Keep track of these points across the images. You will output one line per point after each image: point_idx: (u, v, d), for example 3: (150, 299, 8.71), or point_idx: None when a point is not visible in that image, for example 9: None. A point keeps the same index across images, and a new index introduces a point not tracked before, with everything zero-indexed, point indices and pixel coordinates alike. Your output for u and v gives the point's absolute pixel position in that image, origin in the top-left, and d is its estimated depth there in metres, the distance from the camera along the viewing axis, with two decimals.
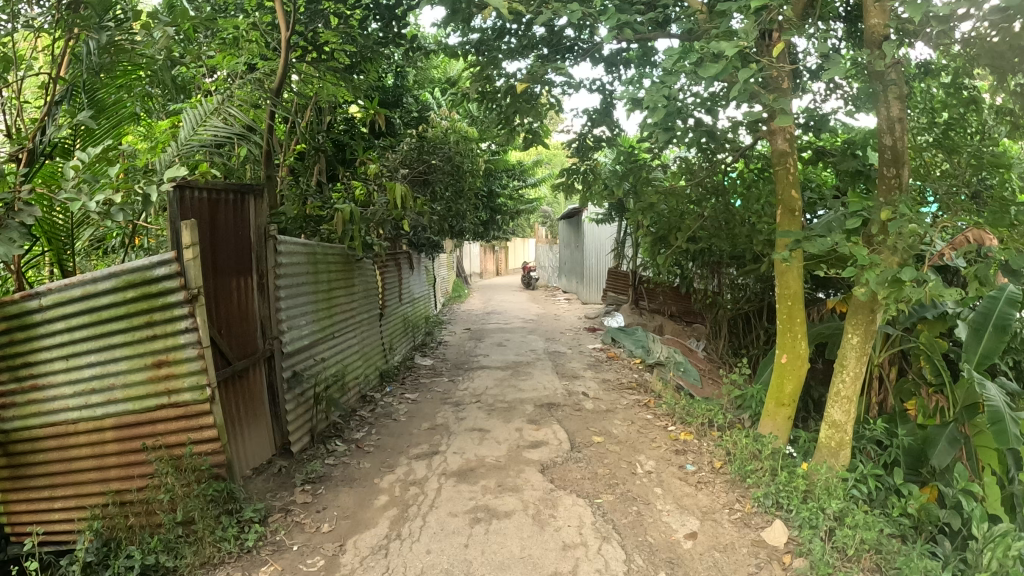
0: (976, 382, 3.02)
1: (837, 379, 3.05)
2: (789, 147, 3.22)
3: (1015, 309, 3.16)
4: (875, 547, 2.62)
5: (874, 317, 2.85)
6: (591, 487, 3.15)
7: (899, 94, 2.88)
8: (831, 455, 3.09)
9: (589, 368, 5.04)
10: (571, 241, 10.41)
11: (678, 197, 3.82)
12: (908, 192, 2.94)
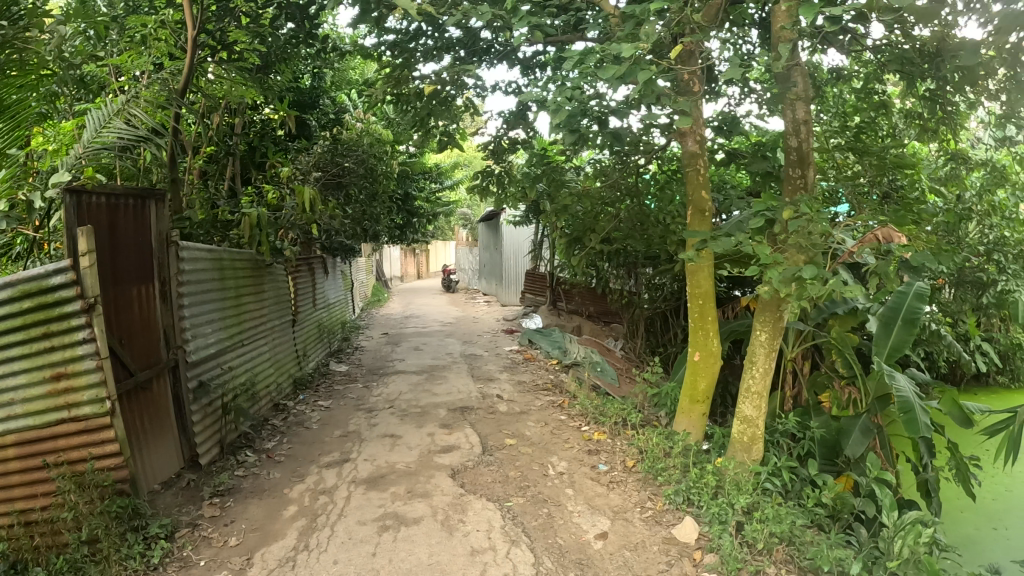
0: (886, 373, 3.11)
1: (747, 375, 3.11)
2: (699, 149, 3.26)
3: (924, 303, 3.22)
4: (785, 538, 2.69)
5: (781, 314, 2.91)
6: (501, 490, 3.11)
7: (803, 97, 2.96)
8: (744, 449, 3.15)
9: (504, 371, 5.02)
10: (490, 244, 10.38)
11: (592, 199, 3.85)
12: (815, 192, 3.00)
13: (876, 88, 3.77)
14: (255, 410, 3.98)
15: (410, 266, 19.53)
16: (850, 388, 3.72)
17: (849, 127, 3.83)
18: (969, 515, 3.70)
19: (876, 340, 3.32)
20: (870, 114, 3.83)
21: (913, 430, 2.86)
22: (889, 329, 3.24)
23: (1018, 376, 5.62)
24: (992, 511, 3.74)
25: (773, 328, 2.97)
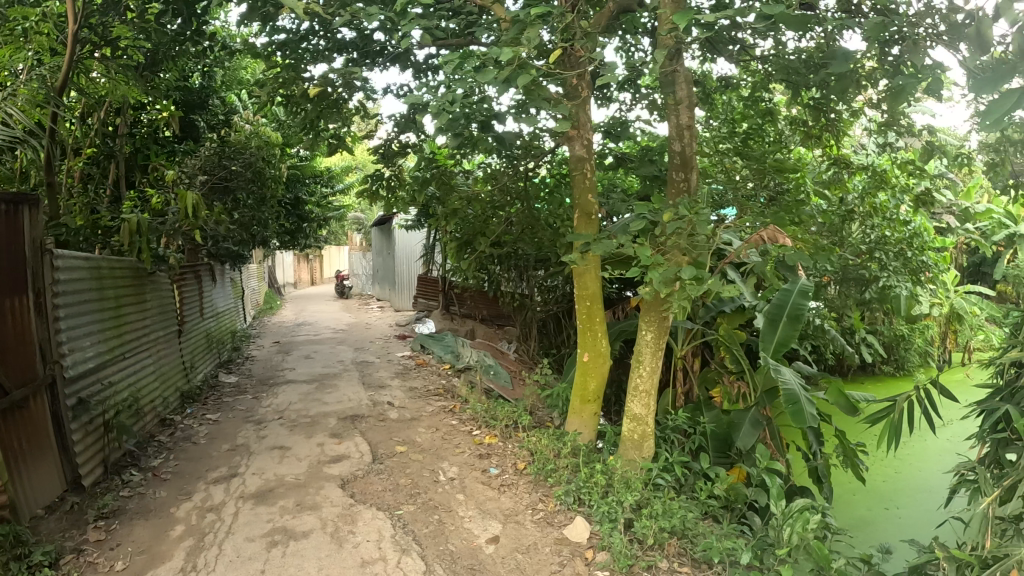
0: (772, 367, 3.20)
1: (634, 375, 3.17)
2: (586, 153, 3.30)
3: (807, 300, 3.25)
4: (677, 531, 2.79)
5: (665, 314, 2.99)
6: (391, 499, 3.05)
7: (688, 103, 3.03)
8: (634, 447, 3.20)
9: (396, 377, 4.94)
10: (384, 248, 10.20)
11: (481, 203, 3.89)
12: (698, 195, 3.07)
13: (762, 97, 3.93)
14: (139, 427, 3.74)
15: (303, 271, 19.00)
16: (739, 384, 3.78)
17: (739, 133, 3.90)
18: (861, 497, 3.92)
19: (762, 337, 3.35)
20: (758, 121, 3.94)
21: (800, 420, 2.98)
22: (774, 325, 3.27)
23: (901, 365, 5.82)
24: (878, 493, 3.97)
25: (659, 326, 3.04)
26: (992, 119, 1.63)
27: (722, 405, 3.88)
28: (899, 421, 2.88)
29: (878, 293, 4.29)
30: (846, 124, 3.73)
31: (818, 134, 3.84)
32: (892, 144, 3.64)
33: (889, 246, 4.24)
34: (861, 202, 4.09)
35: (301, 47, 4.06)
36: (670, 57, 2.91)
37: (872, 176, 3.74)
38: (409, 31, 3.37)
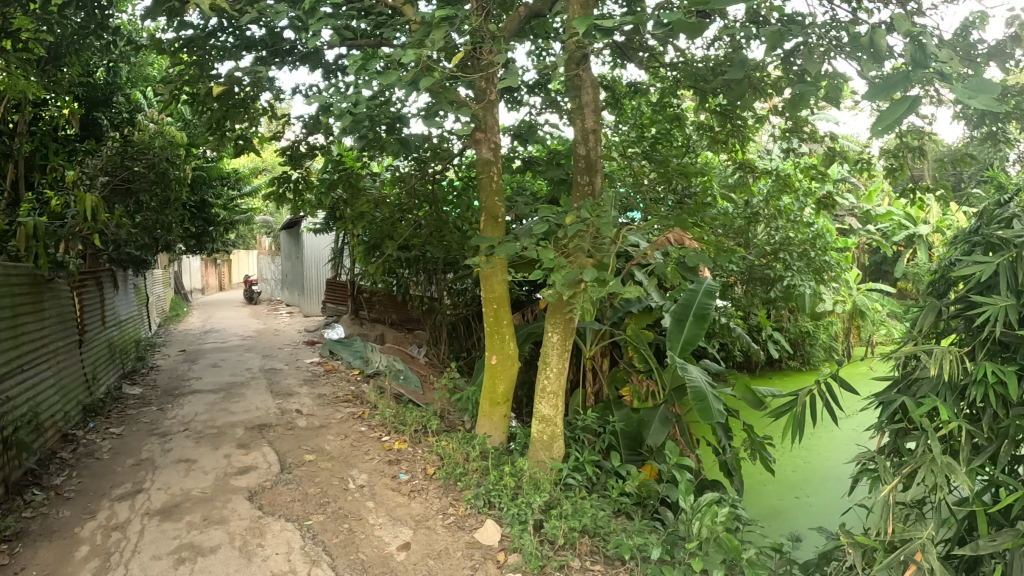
0: (680, 366, 3.25)
1: (542, 376, 3.18)
2: (493, 156, 3.31)
3: (713, 299, 3.32)
4: (588, 530, 2.84)
5: (570, 316, 3.02)
6: (301, 509, 2.98)
7: (593, 107, 3.07)
8: (543, 448, 3.20)
9: (305, 384, 4.82)
10: (294, 252, 9.94)
11: (390, 206, 3.84)
12: (602, 198, 3.10)
13: (671, 102, 3.76)
14: (39, 443, 3.51)
15: (211, 275, 18.34)
16: (646, 383, 3.83)
17: (647, 138, 3.92)
18: (771, 487, 4.04)
19: (669, 336, 3.37)
20: (666, 126, 3.90)
21: (708, 415, 3.04)
22: (680, 323, 3.31)
23: (807, 360, 5.97)
24: (786, 483, 4.10)
25: (566, 327, 3.06)
26: (885, 128, 1.54)
27: (632, 403, 3.93)
28: (801, 414, 2.75)
29: (783, 291, 4.39)
30: (751, 130, 3.77)
31: (724, 140, 3.75)
32: (793, 149, 3.74)
33: (794, 247, 4.29)
34: (764, 204, 4.12)
35: (208, 44, 3.81)
36: (575, 63, 2.93)
37: (776, 179, 3.72)
38: (315, 31, 3.28)
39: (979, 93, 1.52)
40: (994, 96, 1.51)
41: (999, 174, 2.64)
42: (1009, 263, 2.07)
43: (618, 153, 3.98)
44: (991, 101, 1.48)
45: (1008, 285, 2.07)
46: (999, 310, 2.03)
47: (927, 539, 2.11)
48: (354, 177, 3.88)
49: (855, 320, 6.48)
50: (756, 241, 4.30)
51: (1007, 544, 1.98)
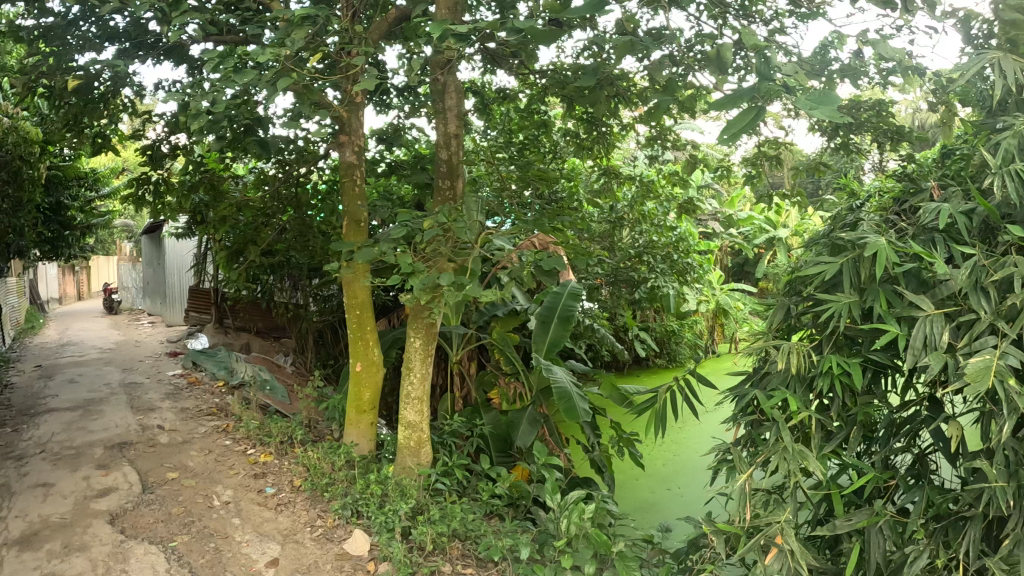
0: (545, 367, 3.30)
1: (406, 382, 3.16)
2: (357, 160, 3.26)
3: (577, 301, 3.39)
4: (459, 534, 2.85)
5: (431, 320, 3.01)
6: (165, 530, 2.83)
7: (457, 112, 3.08)
8: (411, 454, 3.17)
9: (167, 399, 4.59)
10: (156, 259, 9.45)
11: (253, 209, 3.73)
12: (462, 202, 3.11)
13: (538, 110, 3.87)
14: None
15: (70, 284, 17.14)
16: (514, 384, 3.87)
17: (515, 143, 3.95)
18: (642, 482, 4.16)
19: (534, 338, 3.42)
20: (534, 132, 3.95)
21: (574, 414, 3.10)
22: (546, 325, 3.36)
23: (672, 358, 6.10)
24: (655, 477, 4.22)
25: (429, 331, 3.07)
26: (731, 137, 1.65)
27: (500, 406, 3.97)
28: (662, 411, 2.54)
29: (649, 292, 4.43)
30: (616, 137, 3.82)
31: (589, 147, 3.76)
32: (657, 157, 3.83)
33: (656, 250, 4.41)
34: (629, 209, 4.29)
35: (69, 34, 3.27)
36: (442, 67, 2.89)
37: (640, 185, 3.82)
38: (182, 24, 2.91)
39: (821, 106, 1.60)
40: (835, 110, 1.57)
41: (847, 181, 2.79)
42: (853, 259, 1.97)
43: (486, 158, 4.00)
44: (823, 116, 1.55)
45: (850, 281, 1.98)
46: (846, 305, 1.93)
47: (785, 521, 2.03)
48: (216, 178, 3.72)
49: (719, 318, 6.76)
50: (621, 245, 4.42)
51: (861, 523, 1.97)
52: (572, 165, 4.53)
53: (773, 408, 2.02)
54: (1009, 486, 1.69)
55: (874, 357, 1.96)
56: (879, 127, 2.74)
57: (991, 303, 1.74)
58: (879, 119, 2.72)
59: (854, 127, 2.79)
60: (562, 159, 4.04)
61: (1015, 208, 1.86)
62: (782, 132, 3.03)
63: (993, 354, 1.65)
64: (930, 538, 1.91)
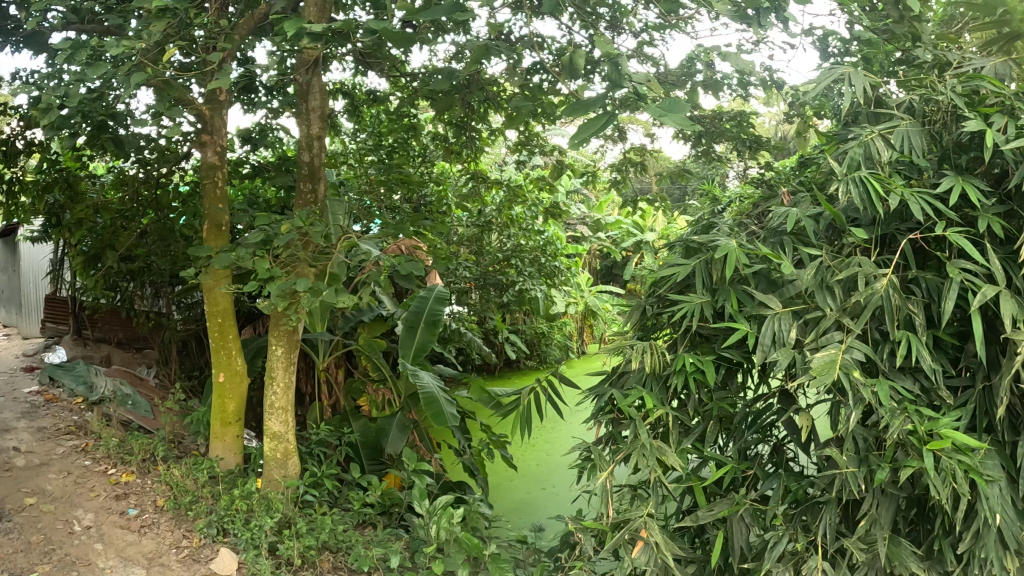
0: (411, 373, 3.26)
1: (269, 392, 3.03)
2: (220, 161, 3.09)
3: (443, 307, 3.36)
4: (330, 546, 2.78)
5: (293, 328, 2.91)
6: (23, 561, 2.48)
7: (321, 113, 2.99)
8: (278, 466, 3.07)
9: (21, 417, 3.67)
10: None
11: (112, 211, 3.54)
12: (324, 206, 3.03)
13: (408, 113, 3.61)
14: None
15: None
16: (383, 391, 3.84)
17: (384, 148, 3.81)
18: (515, 487, 4.11)
19: (400, 344, 3.38)
20: (404, 134, 3.77)
21: (440, 419, 3.11)
22: (412, 332, 3.32)
23: (542, 359, 5.99)
24: (527, 480, 4.20)
25: (294, 339, 2.99)
26: (580, 141, 1.56)
27: (369, 413, 3.91)
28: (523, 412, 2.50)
29: (518, 296, 4.37)
30: (484, 141, 3.68)
31: (459, 151, 3.67)
32: (527, 161, 3.76)
33: (524, 254, 4.31)
34: (497, 213, 4.13)
35: None
36: (307, 67, 2.80)
37: (507, 190, 3.75)
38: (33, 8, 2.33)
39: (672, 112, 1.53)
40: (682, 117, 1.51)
41: (709, 187, 2.77)
42: (703, 259, 1.58)
43: (354, 161, 4.02)
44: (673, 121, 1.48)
45: (700, 279, 1.59)
46: (699, 305, 1.55)
47: (650, 514, 1.85)
48: (72, 178, 3.45)
49: (588, 318, 6.82)
50: (487, 249, 4.24)
51: (724, 512, 1.76)
52: (444, 168, 4.42)
53: (625, 410, 1.67)
54: (859, 471, 1.53)
55: (726, 354, 1.57)
56: (737, 135, 2.67)
57: (837, 300, 1.47)
58: (741, 129, 2.64)
59: (709, 134, 2.68)
60: (431, 163, 3.99)
61: (857, 212, 1.66)
62: (648, 140, 3.06)
63: (840, 349, 1.40)
64: (788, 521, 1.75)
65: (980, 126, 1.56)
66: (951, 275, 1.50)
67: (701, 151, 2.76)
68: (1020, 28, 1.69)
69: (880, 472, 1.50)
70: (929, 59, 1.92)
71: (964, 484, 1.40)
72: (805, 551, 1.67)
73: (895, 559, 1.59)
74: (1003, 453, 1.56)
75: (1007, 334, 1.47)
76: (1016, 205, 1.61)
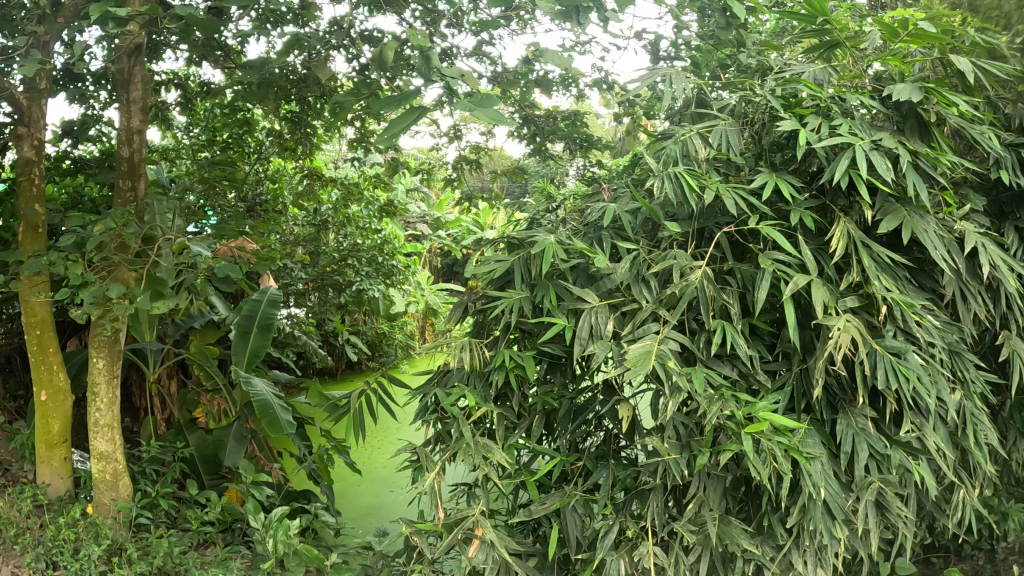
0: (244, 379, 2.95)
1: (90, 408, 2.36)
2: (38, 155, 2.29)
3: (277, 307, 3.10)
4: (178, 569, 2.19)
5: (119, 333, 2.27)
6: None
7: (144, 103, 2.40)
8: (109, 489, 2.39)
9: None
10: None
11: None
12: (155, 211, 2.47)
13: (243, 106, 3.01)
14: None
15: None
16: (219, 400, 3.42)
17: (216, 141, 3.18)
18: (361, 489, 3.79)
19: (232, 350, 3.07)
20: (238, 130, 3.16)
21: (273, 429, 2.78)
22: (243, 339, 2.98)
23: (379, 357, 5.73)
24: (374, 482, 3.91)
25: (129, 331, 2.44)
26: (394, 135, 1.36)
27: (207, 426, 3.49)
28: (356, 416, 2.41)
29: (354, 296, 4.18)
30: (320, 139, 3.36)
31: (294, 147, 3.21)
32: (362, 159, 3.51)
33: (361, 254, 4.06)
34: (333, 212, 3.85)
35: None
36: (127, 56, 2.20)
37: (343, 189, 3.43)
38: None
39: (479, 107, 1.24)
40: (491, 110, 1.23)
41: (544, 185, 2.65)
42: (521, 255, 1.59)
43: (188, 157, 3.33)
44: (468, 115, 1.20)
45: (519, 274, 1.60)
46: (517, 300, 1.55)
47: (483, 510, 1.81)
48: None
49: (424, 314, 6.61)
50: (323, 250, 4.02)
51: (555, 506, 1.68)
52: (277, 164, 3.84)
53: (448, 409, 1.64)
54: (682, 458, 1.49)
55: (547, 350, 1.58)
56: (570, 135, 2.63)
57: (653, 292, 1.49)
58: (573, 128, 2.61)
59: (542, 131, 2.63)
60: (266, 162, 3.47)
61: (674, 207, 1.63)
62: (483, 138, 2.99)
63: (654, 340, 1.41)
64: (620, 509, 1.71)
65: (793, 126, 1.56)
66: (763, 265, 1.47)
67: (535, 148, 2.69)
68: (838, 39, 1.70)
69: (701, 457, 1.48)
70: (750, 64, 2.02)
71: (783, 464, 1.41)
72: (637, 539, 1.64)
73: (726, 538, 1.57)
74: (821, 431, 1.60)
75: (818, 321, 1.50)
76: (828, 201, 1.67)
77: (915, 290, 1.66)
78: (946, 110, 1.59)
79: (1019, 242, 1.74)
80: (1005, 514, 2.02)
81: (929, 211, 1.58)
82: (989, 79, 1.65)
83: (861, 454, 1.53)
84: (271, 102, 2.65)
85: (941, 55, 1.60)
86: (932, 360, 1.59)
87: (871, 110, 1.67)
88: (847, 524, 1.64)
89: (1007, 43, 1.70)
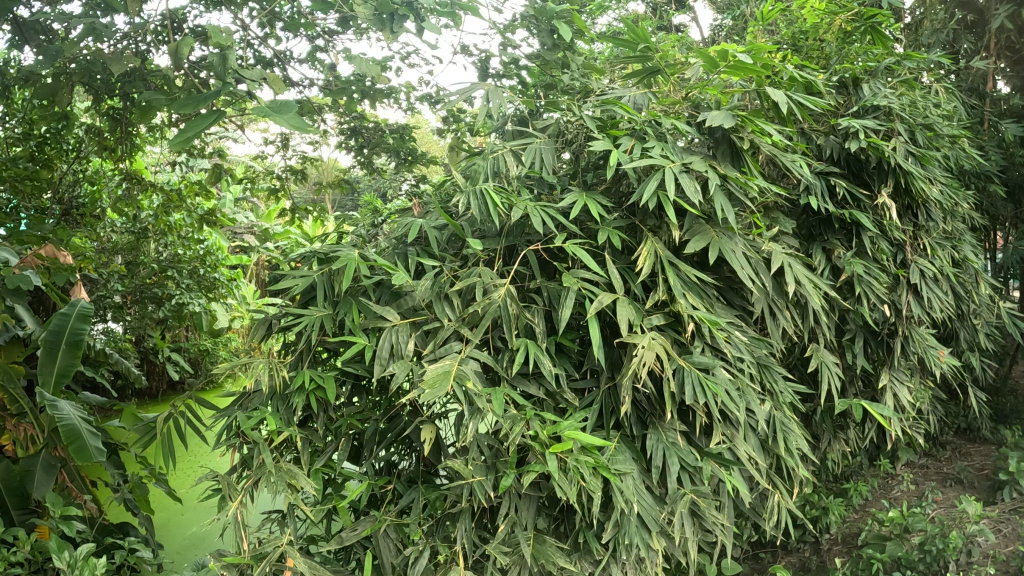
0: (44, 402, 1.96)
1: None
2: None
3: (93, 317, 2.10)
4: None
5: None
6: None
7: None
8: None
9: None
10: None
11: None
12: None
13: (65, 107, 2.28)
14: None
15: None
16: (28, 425, 2.17)
17: (32, 135, 2.51)
18: (189, 514, 3.05)
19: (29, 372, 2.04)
20: (56, 125, 2.46)
21: (86, 460, 1.89)
22: (45, 356, 2.01)
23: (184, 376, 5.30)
24: (203, 503, 3.16)
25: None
26: (186, 141, 1.03)
27: (12, 455, 2.24)
28: (167, 442, 2.20)
29: (173, 311, 3.59)
30: (142, 139, 2.96)
31: (115, 149, 2.53)
32: (187, 163, 3.16)
33: (183, 264, 3.54)
34: (153, 219, 3.32)
35: None
36: None
37: (166, 194, 3.02)
38: None
39: (283, 112, 0.96)
40: (300, 117, 0.96)
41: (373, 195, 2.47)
42: (324, 270, 1.50)
43: None
44: (275, 124, 0.93)
45: (321, 291, 1.50)
46: (319, 318, 1.45)
47: (295, 535, 1.38)
48: None
49: None
50: (140, 259, 3.43)
51: (365, 532, 1.38)
52: (94, 161, 3.16)
53: (248, 433, 1.41)
54: (488, 480, 1.32)
55: (349, 369, 1.47)
56: (397, 148, 2.50)
57: (456, 310, 1.44)
58: (401, 142, 2.47)
59: (369, 143, 2.49)
60: (87, 163, 2.85)
61: (481, 225, 1.59)
62: (312, 149, 2.80)
63: (455, 359, 1.33)
64: (433, 532, 1.42)
65: (605, 146, 1.46)
66: (570, 283, 1.41)
67: (363, 161, 2.56)
68: (659, 65, 1.60)
69: (508, 479, 1.32)
70: (573, 85, 1.97)
71: (592, 483, 1.27)
72: (448, 564, 1.37)
73: (540, 558, 1.35)
74: (631, 446, 1.46)
75: (624, 339, 1.39)
76: (637, 220, 1.56)
77: (724, 308, 1.61)
78: (760, 139, 1.53)
79: (825, 262, 1.83)
80: (824, 510, 2.13)
81: (736, 231, 1.55)
82: (804, 111, 1.66)
83: (673, 468, 1.41)
84: (92, 95, 2.02)
85: (760, 88, 1.57)
86: (742, 374, 1.54)
87: (686, 136, 1.60)
88: (664, 535, 1.49)
89: (822, 79, 1.75)
